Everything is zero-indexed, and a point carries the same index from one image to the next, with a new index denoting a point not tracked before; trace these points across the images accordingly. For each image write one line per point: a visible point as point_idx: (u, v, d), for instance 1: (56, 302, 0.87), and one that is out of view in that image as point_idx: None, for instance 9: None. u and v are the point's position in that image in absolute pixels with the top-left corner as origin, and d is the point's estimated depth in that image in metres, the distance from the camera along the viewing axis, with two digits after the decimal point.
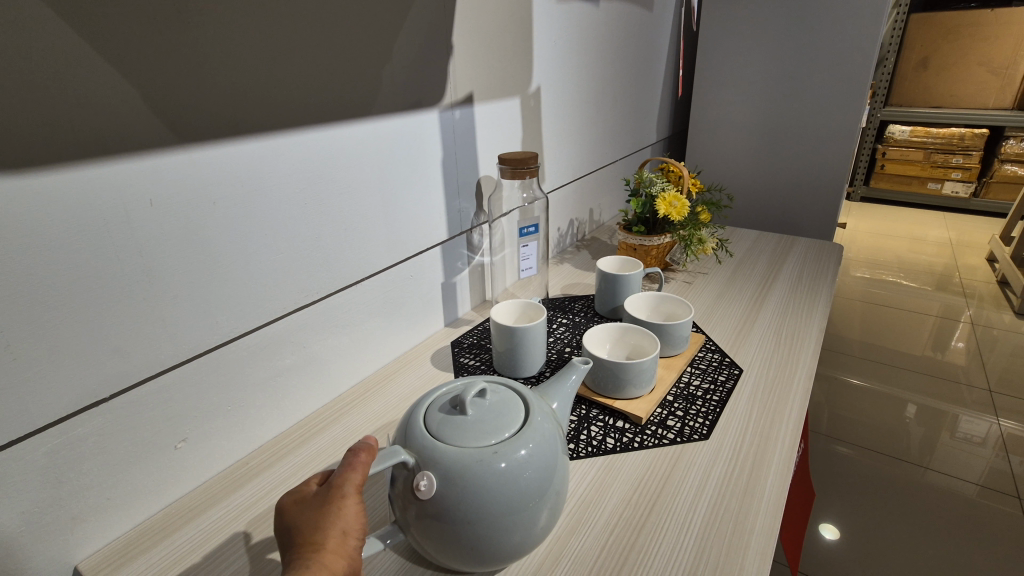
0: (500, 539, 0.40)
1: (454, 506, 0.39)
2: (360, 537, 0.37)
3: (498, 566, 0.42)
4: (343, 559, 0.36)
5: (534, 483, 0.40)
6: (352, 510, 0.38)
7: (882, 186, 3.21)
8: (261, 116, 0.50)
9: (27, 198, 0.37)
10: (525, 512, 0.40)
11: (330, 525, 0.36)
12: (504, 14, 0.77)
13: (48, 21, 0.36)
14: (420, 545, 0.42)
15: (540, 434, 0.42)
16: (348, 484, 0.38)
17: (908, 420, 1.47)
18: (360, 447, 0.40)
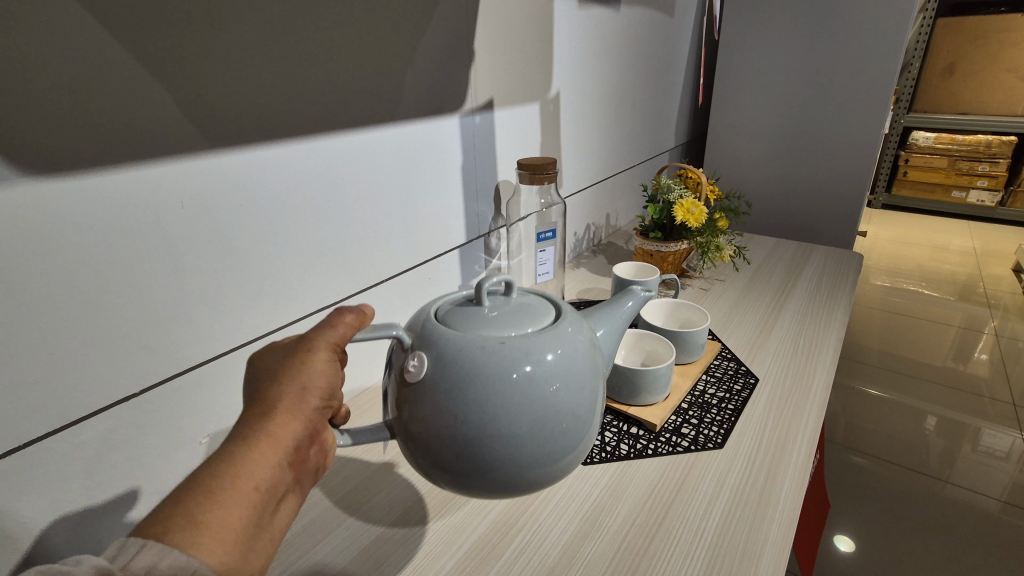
0: (509, 451, 0.39)
1: (457, 396, 0.38)
2: (326, 398, 0.37)
3: (507, 480, 0.40)
4: (302, 415, 0.36)
5: (552, 385, 0.39)
6: (322, 370, 0.37)
7: (904, 194, 3.16)
8: (287, 120, 0.51)
9: (67, 199, 0.39)
10: (536, 416, 0.39)
11: (294, 380, 0.36)
12: (525, 20, 0.78)
13: (91, 30, 0.37)
14: (413, 450, 0.41)
15: (564, 339, 0.41)
16: (320, 344, 0.37)
17: (928, 432, 1.44)
18: (343, 312, 0.39)
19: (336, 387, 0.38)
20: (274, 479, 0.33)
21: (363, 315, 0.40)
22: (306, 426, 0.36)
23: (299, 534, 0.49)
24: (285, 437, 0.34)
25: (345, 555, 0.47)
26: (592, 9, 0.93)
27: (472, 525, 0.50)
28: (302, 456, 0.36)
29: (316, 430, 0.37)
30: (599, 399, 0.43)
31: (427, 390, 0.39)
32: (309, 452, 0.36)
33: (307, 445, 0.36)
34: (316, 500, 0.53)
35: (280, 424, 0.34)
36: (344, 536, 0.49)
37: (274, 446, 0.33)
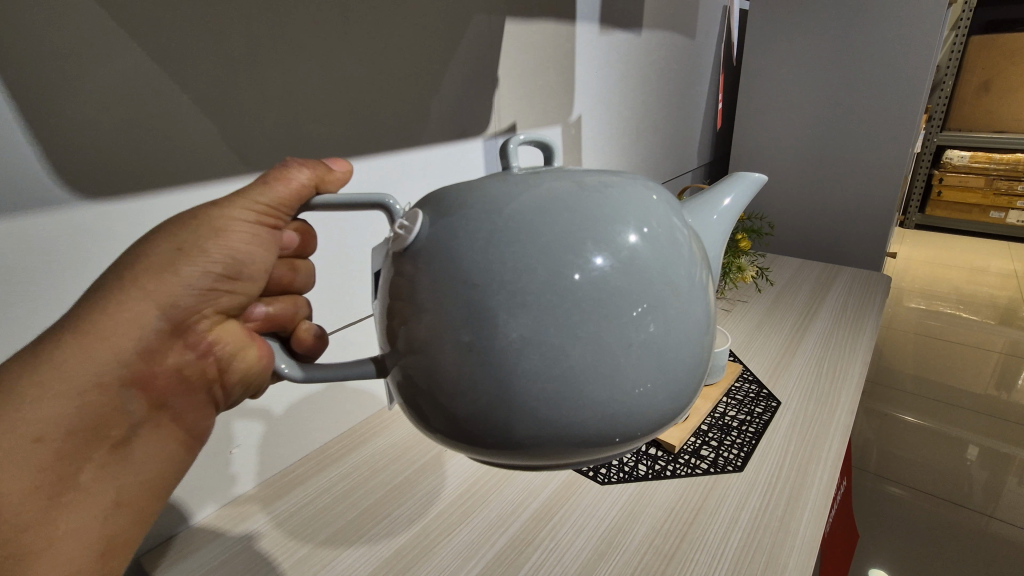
0: (581, 378, 0.28)
1: (496, 301, 0.28)
2: (216, 267, 0.36)
3: (561, 419, 0.29)
4: (162, 296, 0.35)
5: (640, 278, 0.29)
6: (228, 227, 0.35)
7: (939, 214, 3.07)
8: (320, 146, 0.54)
9: (120, 221, 0.42)
10: (615, 315, 0.28)
11: (189, 232, 0.35)
12: (549, 48, 0.81)
13: (147, 68, 0.40)
14: (425, 386, 0.32)
15: (648, 209, 0.32)
16: (239, 198, 0.36)
17: (969, 463, 1.38)
18: (290, 163, 0.36)
19: (237, 257, 0.36)
20: (85, 402, 0.35)
21: (318, 171, 0.37)
22: (161, 315, 0.36)
23: (323, 544, 0.51)
24: (124, 332, 0.35)
25: (365, 566, 0.48)
26: (615, 35, 0.96)
27: (488, 541, 0.51)
28: (151, 353, 0.37)
29: (185, 314, 0.37)
30: (706, 301, 0.33)
31: (450, 293, 0.29)
32: (170, 342, 0.37)
33: (162, 342, 0.37)
34: (339, 512, 0.54)
35: (130, 303, 0.34)
36: (365, 547, 0.50)
37: (97, 354, 0.34)
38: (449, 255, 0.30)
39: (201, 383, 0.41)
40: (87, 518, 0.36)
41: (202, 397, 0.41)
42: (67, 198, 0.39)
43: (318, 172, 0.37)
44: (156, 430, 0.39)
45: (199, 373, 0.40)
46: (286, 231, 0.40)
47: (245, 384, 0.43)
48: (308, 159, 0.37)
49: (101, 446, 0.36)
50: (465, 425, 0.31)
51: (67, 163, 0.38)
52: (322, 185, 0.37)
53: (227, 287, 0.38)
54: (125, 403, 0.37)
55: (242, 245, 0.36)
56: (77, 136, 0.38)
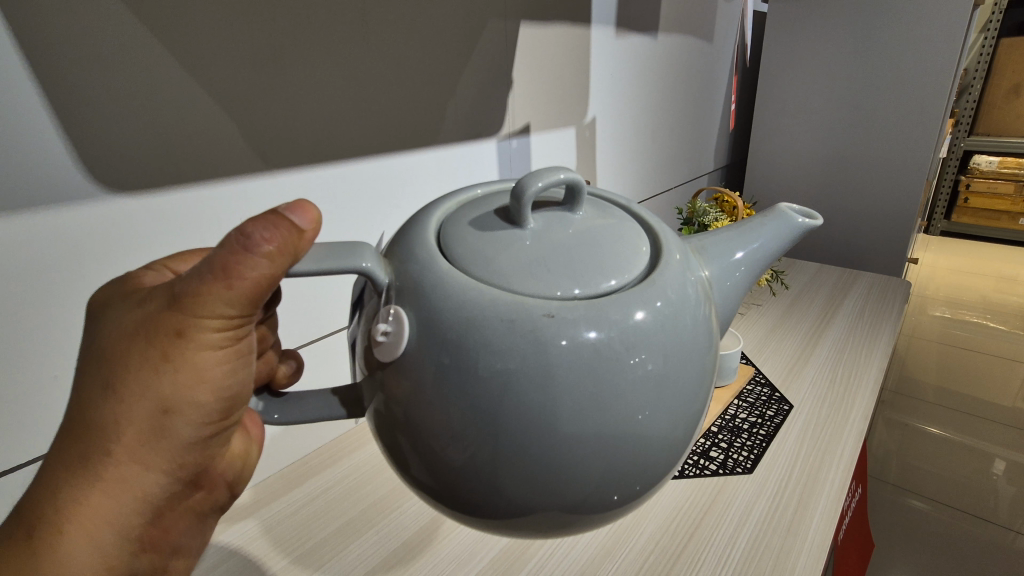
0: (570, 460, 0.29)
1: (483, 362, 0.28)
2: (214, 410, 0.31)
3: (554, 495, 0.30)
4: (161, 462, 0.31)
5: (640, 342, 0.30)
6: (214, 357, 0.30)
7: (965, 220, 3.00)
8: (337, 146, 0.55)
9: (141, 214, 0.44)
10: (616, 407, 0.29)
11: (171, 384, 0.29)
12: (563, 50, 0.81)
13: (170, 68, 0.42)
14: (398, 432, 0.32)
15: (660, 280, 0.32)
16: (207, 315, 0.28)
17: (995, 478, 1.35)
18: (247, 244, 0.27)
19: (233, 388, 0.32)
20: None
21: (283, 238, 0.28)
22: (162, 478, 0.32)
23: (334, 534, 0.52)
24: (124, 510, 0.31)
25: (374, 558, 0.49)
26: (631, 37, 0.96)
27: (496, 537, 0.51)
28: (157, 515, 0.33)
29: (188, 466, 0.33)
30: (706, 360, 0.33)
31: (432, 348, 0.29)
32: (175, 497, 0.33)
33: (170, 500, 0.33)
34: (350, 504, 0.56)
35: (127, 474, 0.30)
36: (375, 538, 0.52)
37: (95, 543, 0.30)
38: (433, 308, 0.30)
39: (212, 507, 0.38)
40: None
41: (211, 517, 0.38)
42: (94, 191, 0.41)
43: (286, 242, 0.28)
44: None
45: (212, 503, 0.37)
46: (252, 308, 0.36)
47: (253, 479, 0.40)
48: (262, 220, 0.27)
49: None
50: (442, 484, 0.32)
51: (94, 159, 0.40)
52: (296, 257, 0.29)
53: (228, 420, 0.33)
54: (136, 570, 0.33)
55: (232, 369, 0.31)
56: (103, 134, 0.40)
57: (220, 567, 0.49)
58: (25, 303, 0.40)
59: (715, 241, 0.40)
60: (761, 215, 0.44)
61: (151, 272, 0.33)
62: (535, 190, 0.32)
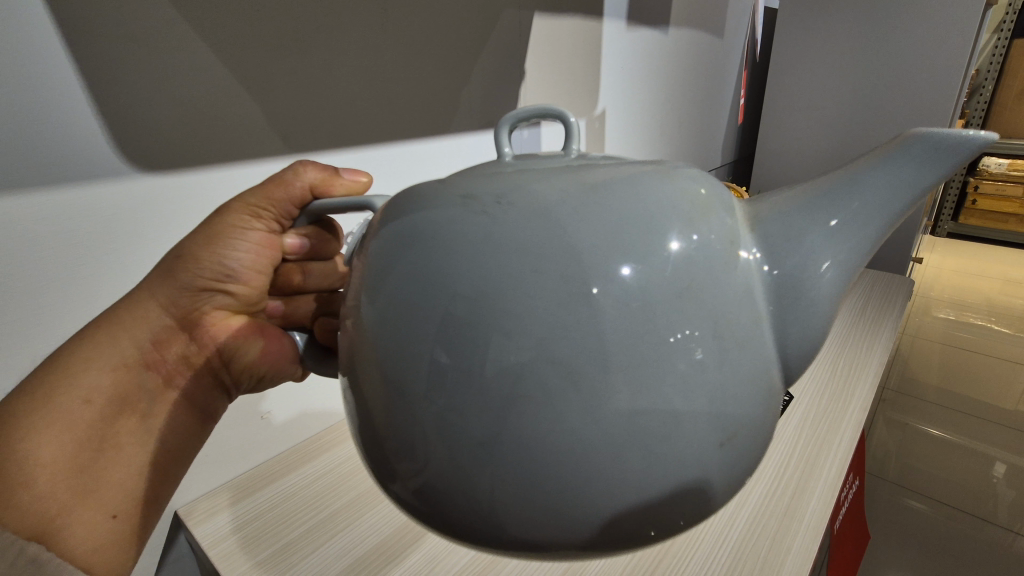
0: (595, 433, 0.25)
1: (490, 345, 0.25)
2: (207, 271, 0.41)
3: (575, 486, 0.26)
4: (167, 295, 0.41)
5: (676, 308, 0.26)
6: (229, 232, 0.40)
7: (972, 222, 2.99)
8: (355, 132, 0.57)
9: (169, 193, 0.45)
10: (652, 353, 0.25)
11: (193, 238, 0.40)
12: (575, 42, 0.82)
13: (198, 51, 0.43)
14: (379, 432, 0.29)
15: (696, 213, 0.28)
16: (234, 203, 0.40)
17: (995, 479, 1.36)
18: (288, 169, 0.40)
19: (236, 262, 0.41)
20: (108, 383, 0.39)
21: (320, 173, 0.40)
22: (163, 312, 0.41)
23: (347, 507, 0.55)
24: (135, 324, 0.40)
25: (385, 528, 0.52)
26: (642, 31, 0.96)
27: None
28: (157, 345, 0.42)
29: (186, 310, 0.42)
30: (759, 325, 0.28)
31: (433, 333, 0.26)
32: (176, 335, 0.43)
33: (169, 335, 0.42)
34: (361, 480, 0.58)
35: (145, 297, 0.40)
36: (386, 511, 0.54)
37: (113, 343, 0.39)
38: (432, 272, 0.27)
39: (207, 370, 0.46)
40: (113, 504, 0.39)
41: (209, 383, 0.46)
42: (125, 169, 0.42)
43: (317, 177, 0.40)
44: (169, 414, 0.43)
45: (206, 368, 0.45)
46: (288, 235, 0.41)
47: (253, 376, 0.48)
48: (312, 165, 0.40)
49: (126, 419, 0.40)
50: (432, 487, 0.28)
51: (127, 139, 0.42)
52: (319, 187, 0.40)
53: (221, 288, 0.42)
54: (140, 385, 0.41)
55: (240, 251, 0.41)
56: (134, 113, 0.41)
57: (237, 534, 0.51)
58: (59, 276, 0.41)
59: (787, 196, 0.31)
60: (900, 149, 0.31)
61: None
62: (522, 112, 0.35)
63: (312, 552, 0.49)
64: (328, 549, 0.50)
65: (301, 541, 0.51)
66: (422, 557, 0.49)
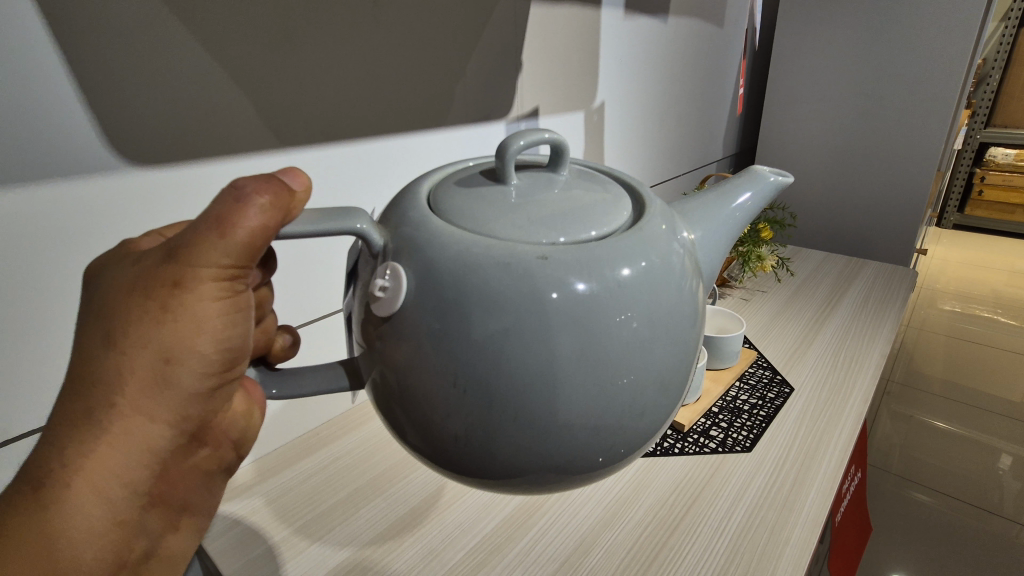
0: (550, 410, 0.28)
1: (464, 334, 0.28)
2: (211, 363, 0.32)
3: (537, 452, 0.29)
4: (161, 410, 0.32)
5: (623, 298, 0.29)
6: (215, 314, 0.31)
7: (978, 214, 2.96)
8: (346, 126, 0.57)
9: (159, 184, 0.45)
10: (601, 358, 0.28)
11: (171, 332, 0.30)
12: (573, 32, 0.81)
13: (185, 42, 0.43)
14: (396, 390, 0.31)
15: (648, 238, 0.31)
16: (205, 273, 0.30)
17: (1001, 472, 1.35)
18: (243, 197, 0.28)
19: (231, 345, 0.32)
20: (104, 536, 0.32)
21: (268, 200, 0.29)
22: (161, 430, 0.32)
23: (344, 501, 0.54)
24: (127, 456, 0.31)
25: (382, 522, 0.52)
26: (641, 21, 0.95)
27: (499, 506, 0.53)
28: (158, 469, 0.34)
29: (188, 419, 0.33)
30: (696, 315, 0.32)
31: (420, 321, 0.29)
32: (178, 450, 0.34)
33: (172, 452, 0.34)
34: (358, 474, 0.58)
35: (130, 423, 0.31)
36: (383, 505, 0.54)
37: (101, 487, 0.31)
38: (420, 274, 0.29)
39: (217, 468, 0.38)
40: None
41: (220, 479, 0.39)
42: (113, 162, 0.42)
43: (280, 201, 0.29)
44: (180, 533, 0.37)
45: (217, 465, 0.38)
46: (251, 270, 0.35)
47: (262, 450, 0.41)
48: (255, 179, 0.29)
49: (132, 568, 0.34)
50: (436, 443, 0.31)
51: (113, 132, 0.41)
52: (290, 217, 0.30)
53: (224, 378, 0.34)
54: (143, 520, 0.34)
55: (227, 326, 0.32)
56: (118, 105, 0.41)
57: (236, 526, 0.51)
58: (44, 270, 0.41)
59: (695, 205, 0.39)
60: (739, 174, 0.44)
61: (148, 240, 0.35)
62: (519, 149, 0.32)
63: (309, 547, 0.49)
64: (325, 543, 0.49)
65: (298, 534, 0.50)
66: (417, 550, 0.48)
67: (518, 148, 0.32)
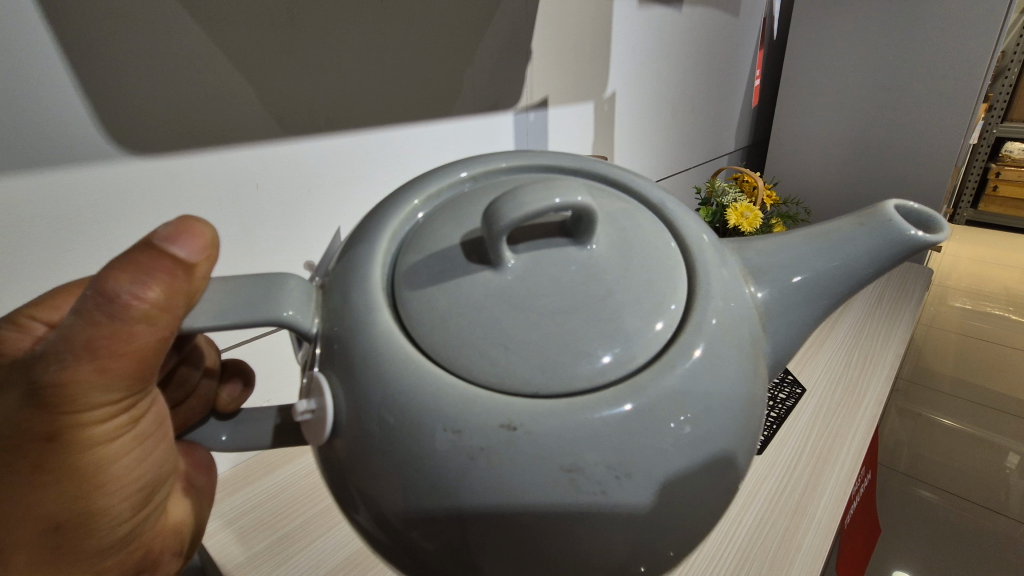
0: (577, 526, 0.25)
1: (494, 443, 0.24)
2: (120, 493, 0.30)
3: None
4: (79, 553, 0.30)
5: (674, 396, 0.26)
6: (108, 450, 0.29)
7: (992, 209, 2.92)
8: (353, 116, 0.55)
9: (158, 175, 0.44)
10: (648, 460, 0.26)
11: (57, 487, 0.28)
12: (585, 20, 0.79)
13: (186, 29, 0.41)
14: (336, 462, 0.29)
15: (700, 316, 0.28)
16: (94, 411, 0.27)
17: (1008, 471, 1.33)
18: (118, 306, 0.25)
19: (135, 466, 0.30)
20: None
21: (145, 301, 0.26)
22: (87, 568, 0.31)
23: None
24: None
25: None
26: (655, 10, 0.93)
27: None
28: None
29: (116, 547, 0.32)
30: (754, 372, 0.31)
31: (437, 419, 0.25)
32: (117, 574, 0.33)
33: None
34: None
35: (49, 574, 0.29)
36: None
37: None
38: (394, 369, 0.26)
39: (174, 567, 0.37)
40: None
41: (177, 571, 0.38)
42: (111, 151, 0.41)
43: (172, 286, 0.26)
44: None
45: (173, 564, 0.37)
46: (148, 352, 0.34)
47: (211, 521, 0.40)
48: (122, 277, 0.25)
49: None
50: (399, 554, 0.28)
51: (112, 121, 0.40)
52: (190, 301, 0.27)
53: (141, 496, 0.32)
54: None
55: (136, 455, 0.30)
56: (116, 93, 0.40)
57: (236, 523, 0.52)
58: (41, 262, 0.40)
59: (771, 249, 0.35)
60: (854, 215, 0.37)
61: (13, 332, 0.28)
62: (511, 224, 0.26)
63: (308, 547, 0.49)
64: (325, 542, 0.49)
65: (298, 530, 0.51)
66: None
67: (511, 223, 0.26)
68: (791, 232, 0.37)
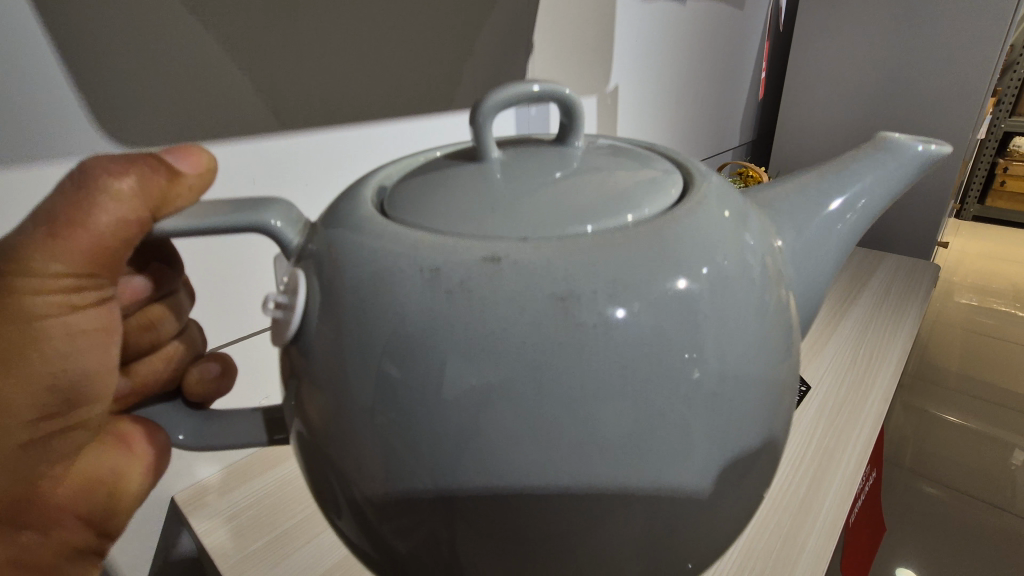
0: (589, 503, 0.24)
1: (494, 397, 0.23)
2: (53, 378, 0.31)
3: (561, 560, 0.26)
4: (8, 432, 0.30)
5: (689, 331, 0.25)
6: (49, 323, 0.30)
7: (999, 205, 2.89)
8: (352, 110, 0.55)
9: None
10: (659, 424, 0.25)
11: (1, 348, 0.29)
12: (587, 12, 0.78)
13: (182, 21, 0.41)
14: (320, 437, 0.28)
15: (708, 237, 0.27)
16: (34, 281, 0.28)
17: (1014, 467, 1.32)
18: (92, 186, 0.28)
19: (73, 356, 0.31)
20: None
21: (118, 187, 0.28)
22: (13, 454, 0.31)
23: None
24: None
25: None
26: (658, 3, 0.92)
27: None
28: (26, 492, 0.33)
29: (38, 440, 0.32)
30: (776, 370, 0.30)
31: (438, 375, 0.24)
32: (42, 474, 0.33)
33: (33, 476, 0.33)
34: None
35: None
36: None
37: None
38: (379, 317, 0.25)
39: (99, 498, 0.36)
40: None
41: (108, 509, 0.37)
42: (106, 146, 0.41)
43: (147, 179, 0.29)
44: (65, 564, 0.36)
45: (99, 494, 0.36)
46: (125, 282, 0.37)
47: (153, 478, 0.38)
48: (108, 164, 0.28)
49: None
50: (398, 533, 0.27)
51: (107, 116, 0.40)
52: (159, 206, 0.29)
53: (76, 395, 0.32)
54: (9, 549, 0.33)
55: (74, 343, 0.31)
56: (111, 88, 0.39)
57: (235, 520, 0.52)
58: None
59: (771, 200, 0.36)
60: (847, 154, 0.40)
61: None
62: (501, 101, 0.30)
63: (307, 543, 0.49)
64: (324, 539, 0.49)
65: (296, 528, 0.51)
66: None
67: (495, 106, 0.30)
68: (792, 178, 0.38)
